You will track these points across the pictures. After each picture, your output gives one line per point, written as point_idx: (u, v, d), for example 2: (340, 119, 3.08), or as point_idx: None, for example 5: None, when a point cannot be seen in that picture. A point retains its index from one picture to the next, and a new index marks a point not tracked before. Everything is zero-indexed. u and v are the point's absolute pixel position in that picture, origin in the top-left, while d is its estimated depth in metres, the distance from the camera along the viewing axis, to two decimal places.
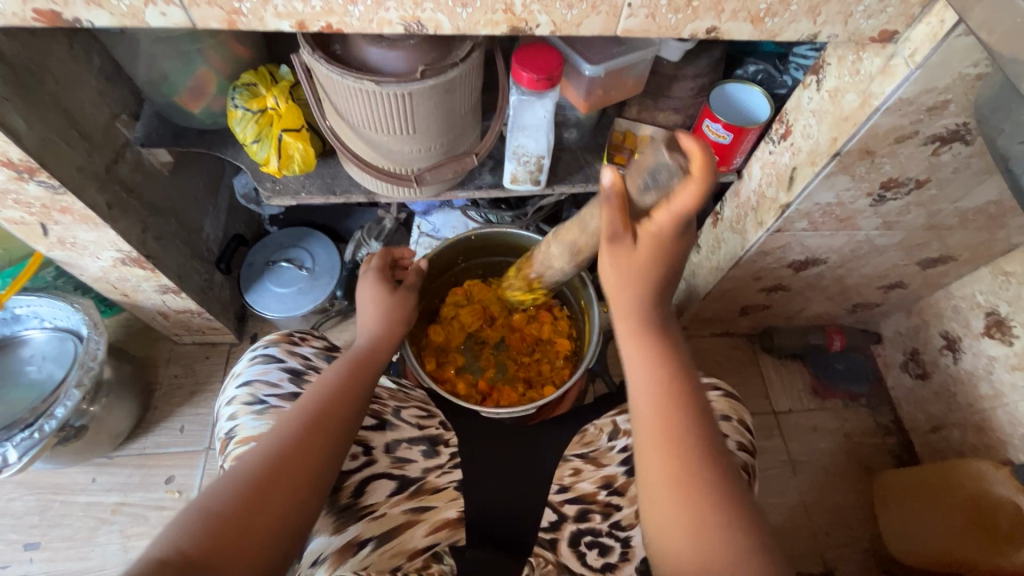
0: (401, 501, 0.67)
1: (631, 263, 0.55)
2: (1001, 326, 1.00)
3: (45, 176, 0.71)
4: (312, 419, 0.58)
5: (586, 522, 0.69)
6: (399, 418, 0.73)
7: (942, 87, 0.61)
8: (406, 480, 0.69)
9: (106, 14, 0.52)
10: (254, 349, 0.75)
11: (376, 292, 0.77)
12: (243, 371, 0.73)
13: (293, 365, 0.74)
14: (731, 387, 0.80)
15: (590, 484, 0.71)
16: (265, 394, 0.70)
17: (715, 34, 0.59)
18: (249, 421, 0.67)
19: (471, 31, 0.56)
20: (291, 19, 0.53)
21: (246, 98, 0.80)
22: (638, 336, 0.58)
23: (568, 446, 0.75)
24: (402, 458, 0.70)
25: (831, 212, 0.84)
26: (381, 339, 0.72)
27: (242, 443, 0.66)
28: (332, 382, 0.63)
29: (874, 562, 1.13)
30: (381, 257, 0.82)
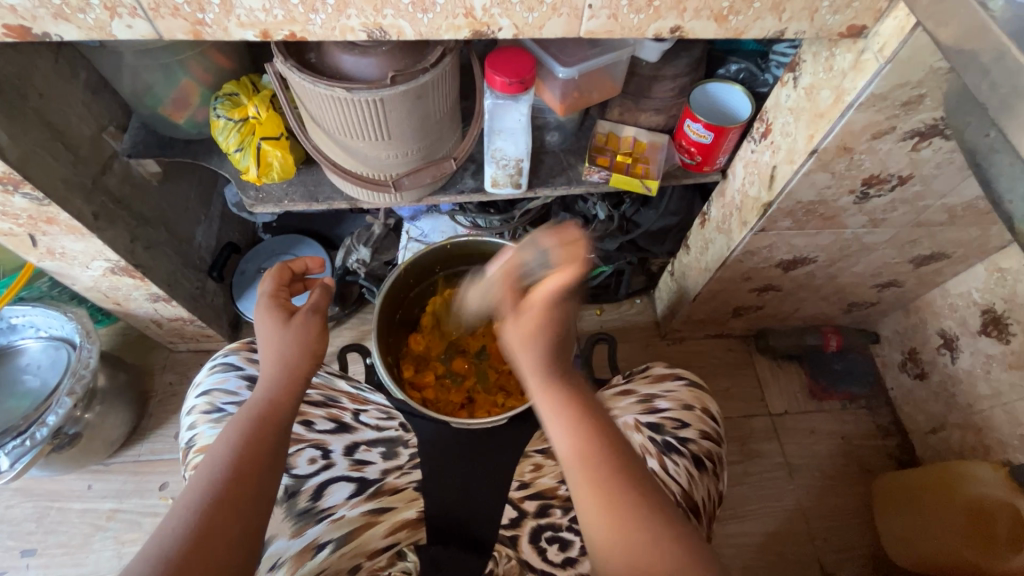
0: (360, 502, 0.70)
1: (523, 333, 0.57)
2: (997, 324, 0.97)
3: (28, 188, 0.72)
4: (207, 513, 0.51)
5: (546, 518, 0.70)
6: (358, 422, 0.76)
7: (915, 81, 0.61)
8: (364, 481, 0.72)
9: (74, 28, 0.53)
10: (215, 357, 0.78)
11: (272, 327, 0.65)
12: (204, 380, 0.75)
13: (251, 372, 0.76)
14: (694, 377, 0.83)
15: (550, 478, 0.73)
16: (223, 402, 0.73)
17: (680, 33, 0.59)
18: (206, 429, 0.71)
19: (434, 36, 0.57)
20: (254, 29, 0.54)
21: (228, 108, 0.82)
22: (551, 395, 0.57)
23: (529, 442, 0.77)
24: (361, 460, 0.73)
25: (814, 210, 0.83)
26: (280, 386, 0.62)
27: (200, 452, 0.69)
28: (226, 460, 0.54)
29: (874, 567, 1.11)
30: (275, 275, 0.71)
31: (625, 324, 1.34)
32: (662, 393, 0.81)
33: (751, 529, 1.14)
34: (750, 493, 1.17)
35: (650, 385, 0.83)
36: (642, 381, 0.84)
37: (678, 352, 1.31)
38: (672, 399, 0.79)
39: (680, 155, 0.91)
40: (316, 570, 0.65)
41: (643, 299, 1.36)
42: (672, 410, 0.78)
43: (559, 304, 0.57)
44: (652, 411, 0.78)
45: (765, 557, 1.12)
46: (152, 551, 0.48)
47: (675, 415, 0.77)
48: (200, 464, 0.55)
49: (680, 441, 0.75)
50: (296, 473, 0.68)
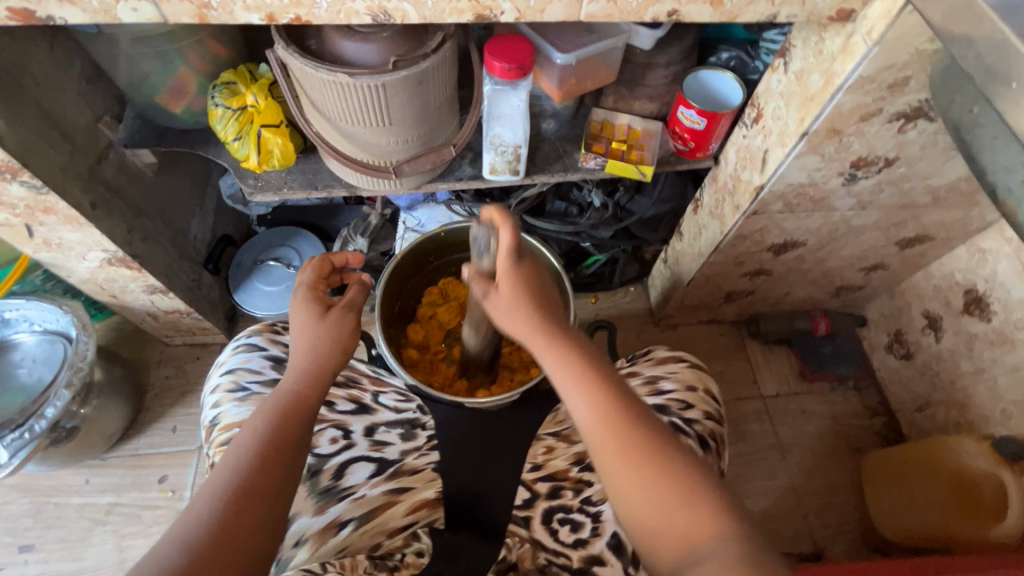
0: (381, 482, 0.72)
1: (504, 304, 0.61)
2: (979, 303, 1.01)
3: (27, 176, 0.72)
4: (234, 501, 0.52)
5: (558, 499, 0.72)
6: (377, 403, 0.80)
7: (901, 63, 0.63)
8: (384, 461, 0.73)
9: (79, 11, 0.53)
10: (238, 339, 0.80)
11: (307, 318, 0.66)
12: (227, 360, 0.77)
13: (275, 353, 0.78)
14: (696, 359, 0.86)
15: (562, 461, 0.74)
16: (247, 380, 0.74)
17: (677, 16, 0.61)
18: (232, 407, 0.72)
19: (438, 19, 0.58)
20: (260, 12, 0.55)
21: (226, 97, 0.82)
22: (555, 353, 0.58)
23: (541, 425, 0.78)
24: (380, 441, 0.75)
25: (805, 192, 0.85)
26: (307, 380, 0.63)
27: (226, 429, 0.70)
28: (250, 448, 0.55)
29: (865, 542, 1.14)
30: (315, 267, 0.72)
31: (621, 312, 1.36)
32: (666, 375, 0.83)
33: (746, 509, 1.17)
34: (744, 473, 1.20)
35: (654, 367, 0.85)
36: (646, 364, 0.86)
37: (673, 338, 1.34)
38: (676, 380, 0.82)
39: (674, 142, 0.93)
40: (338, 547, 0.67)
41: (636, 286, 1.38)
42: (676, 391, 0.80)
43: (518, 268, 0.60)
44: (657, 392, 0.80)
45: (760, 534, 1.15)
46: (175, 536, 0.49)
47: (680, 396, 0.79)
48: (227, 452, 0.56)
49: (685, 421, 0.76)
50: (319, 452, 0.70)
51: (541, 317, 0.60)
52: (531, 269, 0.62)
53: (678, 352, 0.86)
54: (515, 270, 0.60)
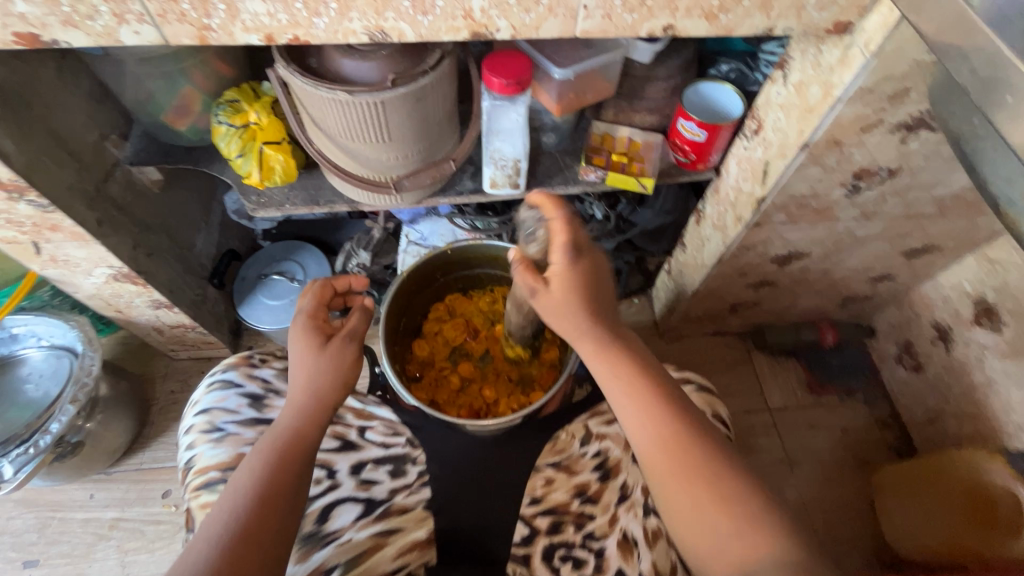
0: (368, 524, 0.72)
1: (557, 302, 0.61)
2: (990, 314, 0.99)
3: (34, 195, 0.73)
4: (230, 548, 0.52)
5: (559, 534, 0.71)
6: (364, 439, 0.79)
7: (900, 74, 0.63)
8: (371, 501, 0.74)
9: (83, 34, 0.54)
10: (214, 374, 0.79)
11: (305, 349, 0.66)
12: (202, 399, 0.76)
13: (252, 389, 0.78)
14: (704, 381, 0.84)
15: (563, 493, 0.73)
16: (223, 421, 0.74)
17: (672, 31, 0.61)
18: (207, 449, 0.72)
19: (434, 38, 0.58)
20: (259, 33, 0.56)
21: (229, 115, 0.83)
22: (601, 352, 0.61)
23: (541, 455, 0.77)
24: (367, 480, 0.76)
25: (807, 204, 0.84)
26: (305, 417, 0.63)
27: (200, 473, 0.70)
28: (252, 490, 0.56)
29: (878, 559, 1.12)
30: (316, 293, 0.72)
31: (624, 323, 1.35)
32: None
33: None
34: None
35: None
36: None
37: (678, 350, 1.33)
38: None
39: (674, 154, 0.93)
40: None
41: (641, 298, 1.37)
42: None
43: (575, 267, 0.61)
44: None
45: None
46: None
47: None
48: (226, 492, 0.57)
49: None
50: None
51: (590, 317, 0.61)
52: (588, 268, 0.62)
53: (687, 373, 0.85)
54: (570, 269, 0.61)
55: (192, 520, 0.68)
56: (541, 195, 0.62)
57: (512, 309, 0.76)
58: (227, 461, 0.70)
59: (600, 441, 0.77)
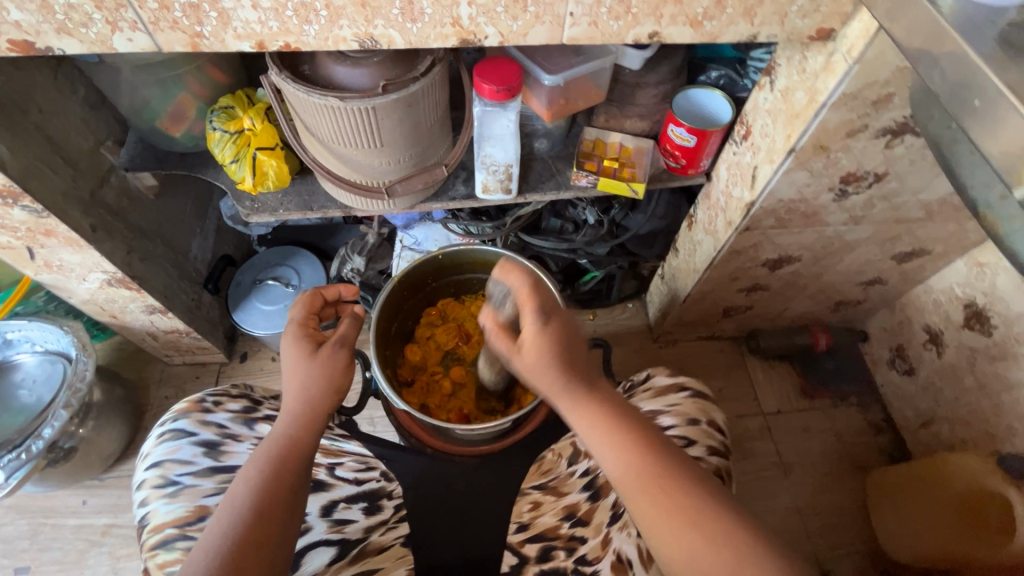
0: (341, 568, 0.65)
1: (531, 362, 0.61)
2: (979, 317, 1.00)
3: (28, 201, 0.73)
4: (230, 556, 0.52)
5: (549, 561, 0.67)
6: (334, 477, 0.73)
7: (883, 80, 0.64)
8: (346, 543, 0.68)
9: (77, 42, 0.55)
10: (162, 424, 0.71)
11: (297, 356, 0.66)
12: (152, 451, 0.68)
13: (207, 437, 0.70)
14: (698, 388, 0.84)
15: (551, 517, 0.71)
16: (178, 473, 0.65)
17: (658, 38, 0.62)
18: (161, 505, 0.63)
19: (423, 45, 0.59)
20: (250, 40, 0.57)
21: (224, 121, 0.84)
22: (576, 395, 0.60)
23: (525, 479, 0.79)
24: (341, 520, 0.70)
25: (796, 208, 0.85)
26: (299, 423, 0.63)
27: (155, 532, 0.61)
28: (248, 503, 0.55)
29: (872, 563, 1.12)
30: (308, 302, 0.72)
31: (619, 328, 1.36)
32: (666, 408, 0.81)
33: None
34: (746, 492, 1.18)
35: (656, 400, 0.84)
36: (646, 397, 0.86)
37: (672, 355, 1.33)
38: (676, 414, 0.80)
39: (665, 159, 0.94)
40: None
41: (635, 303, 1.38)
42: (677, 427, 0.77)
43: (545, 328, 0.61)
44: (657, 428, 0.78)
45: None
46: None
47: (681, 432, 0.77)
48: (223, 504, 0.56)
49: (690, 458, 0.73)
50: None
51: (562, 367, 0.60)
52: (558, 324, 0.62)
53: (680, 382, 0.85)
54: (542, 331, 0.61)
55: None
56: (506, 265, 0.63)
57: (486, 367, 0.81)
58: (186, 515, 0.62)
59: (589, 459, 0.76)
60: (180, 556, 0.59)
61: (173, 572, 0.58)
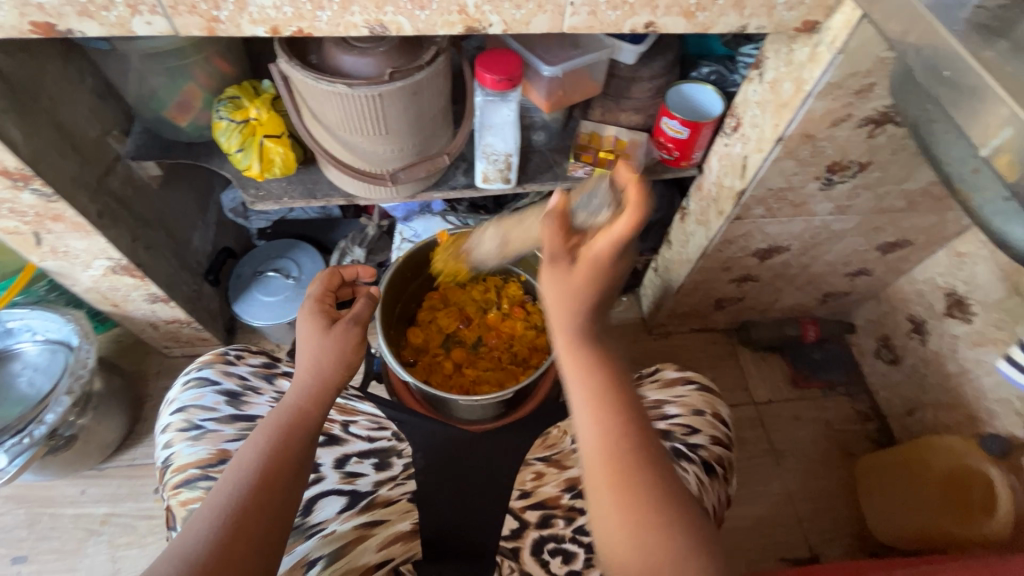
0: (351, 516, 0.71)
1: (571, 282, 0.54)
2: (960, 305, 1.04)
3: (38, 184, 0.75)
4: (232, 520, 0.53)
5: (548, 528, 0.70)
6: (348, 433, 0.79)
7: (865, 70, 0.68)
8: (356, 494, 0.74)
9: (97, 25, 0.57)
10: (189, 372, 0.78)
11: (312, 330, 0.67)
12: (178, 397, 0.75)
13: (229, 387, 0.77)
14: (705, 381, 0.87)
15: (553, 487, 0.74)
16: (201, 419, 0.73)
17: (653, 28, 0.65)
18: (184, 447, 0.70)
19: (430, 32, 0.62)
20: (265, 25, 0.59)
21: (230, 110, 0.86)
22: (576, 349, 0.56)
23: (530, 450, 0.79)
24: (353, 472, 0.76)
25: (784, 197, 0.89)
26: (310, 396, 0.63)
27: (180, 471, 0.69)
28: (254, 472, 0.56)
29: (860, 546, 1.14)
30: (325, 279, 0.74)
31: (614, 321, 1.39)
32: (673, 399, 0.85)
33: (741, 514, 1.17)
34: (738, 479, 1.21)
35: (662, 390, 0.87)
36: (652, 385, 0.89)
37: (666, 346, 1.36)
38: (682, 405, 0.84)
39: (659, 151, 0.97)
40: None
41: (629, 297, 1.41)
42: (682, 416, 0.82)
43: (616, 261, 0.54)
44: (662, 417, 0.82)
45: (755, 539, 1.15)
46: (179, 550, 0.51)
47: (684, 422, 0.81)
48: (231, 466, 0.58)
49: (690, 447, 0.78)
50: None
51: (591, 315, 0.55)
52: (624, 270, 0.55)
53: (687, 374, 0.88)
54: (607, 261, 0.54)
55: (173, 517, 0.67)
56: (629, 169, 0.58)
57: (493, 240, 0.78)
58: (208, 457, 0.69)
59: None
60: (202, 494, 0.67)
61: (196, 508, 0.66)
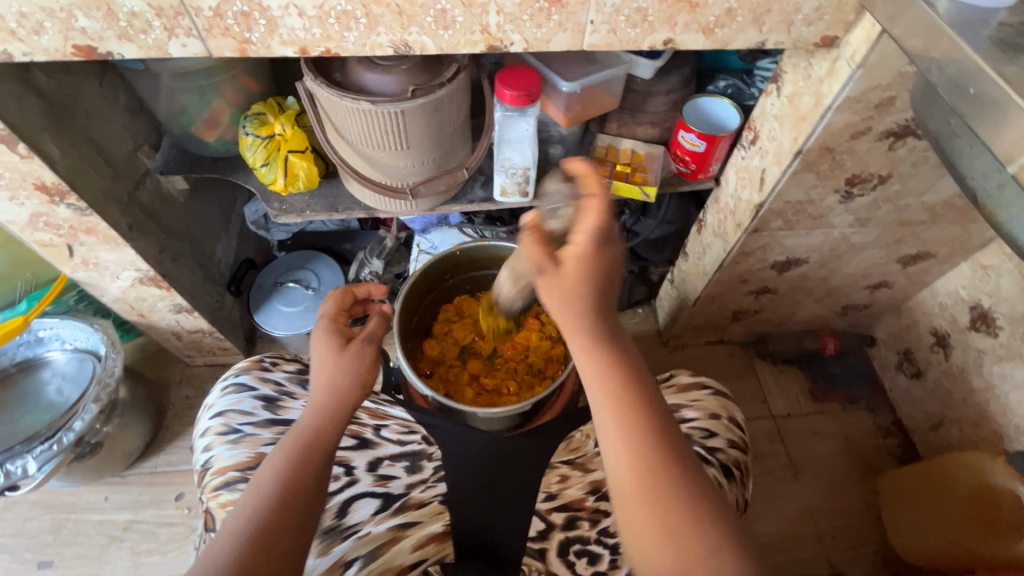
0: (386, 518, 0.72)
1: (558, 285, 0.56)
2: (985, 319, 1.02)
3: (73, 199, 0.78)
4: (252, 543, 0.53)
5: (575, 530, 0.71)
6: (379, 437, 0.82)
7: (885, 84, 0.68)
8: (389, 497, 0.75)
9: (135, 47, 0.60)
10: (226, 378, 0.80)
11: (326, 351, 0.69)
12: (216, 402, 0.77)
13: (265, 392, 0.79)
14: (719, 386, 0.88)
15: (578, 489, 0.75)
16: (239, 423, 0.74)
17: (672, 45, 0.66)
18: (224, 451, 0.71)
19: (453, 50, 0.64)
20: (294, 46, 0.61)
21: (256, 126, 0.88)
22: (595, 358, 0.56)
23: (555, 454, 0.81)
24: (384, 475, 0.78)
25: (803, 210, 0.88)
26: (326, 416, 0.64)
27: (218, 473, 0.70)
28: (272, 492, 0.57)
29: (884, 564, 1.12)
30: (338, 299, 0.76)
31: (629, 332, 1.38)
32: (687, 403, 0.85)
33: (761, 530, 1.15)
34: (757, 493, 1.19)
35: (678, 394, 0.87)
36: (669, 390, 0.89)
37: (681, 358, 1.35)
38: (698, 409, 0.83)
39: (675, 164, 0.98)
40: None
41: (644, 308, 1.41)
42: (699, 419, 0.81)
43: (597, 254, 0.56)
44: (680, 420, 0.81)
45: (775, 556, 1.13)
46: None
47: (702, 425, 0.80)
48: (248, 489, 0.58)
49: (708, 450, 0.77)
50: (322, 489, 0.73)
51: (597, 318, 0.56)
52: (611, 259, 0.57)
53: (702, 379, 0.88)
54: (587, 257, 0.56)
55: (213, 519, 0.68)
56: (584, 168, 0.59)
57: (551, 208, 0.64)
58: (246, 460, 0.70)
59: None
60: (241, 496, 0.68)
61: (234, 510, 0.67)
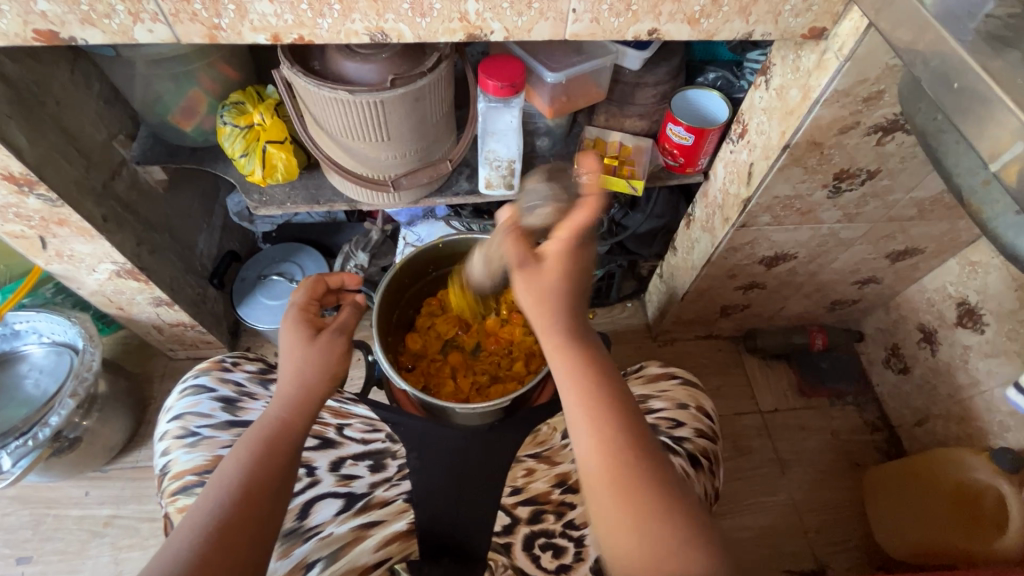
0: (349, 518, 0.71)
1: (539, 287, 0.58)
2: (972, 315, 1.02)
3: (43, 189, 0.75)
4: (213, 537, 0.52)
5: (539, 523, 0.70)
6: (343, 436, 0.79)
7: (873, 77, 0.66)
8: (352, 496, 0.73)
9: (100, 32, 0.57)
10: (186, 380, 0.78)
11: (296, 340, 0.67)
12: (175, 405, 0.75)
13: (225, 393, 0.77)
14: (688, 376, 0.87)
15: (544, 482, 0.74)
16: (197, 425, 0.73)
17: (657, 35, 0.65)
18: (182, 454, 0.70)
19: (431, 39, 0.62)
20: (266, 33, 0.59)
21: (234, 115, 0.86)
22: (565, 349, 0.57)
23: (521, 447, 0.78)
24: (348, 475, 0.75)
25: (791, 205, 0.87)
26: (293, 407, 0.63)
27: (177, 478, 0.69)
28: (235, 484, 0.56)
29: (868, 559, 1.13)
30: (309, 288, 0.73)
31: (618, 327, 1.37)
32: (657, 394, 0.85)
33: (745, 524, 1.16)
34: (742, 488, 1.19)
35: (647, 384, 0.87)
36: (637, 380, 0.89)
37: (670, 353, 1.35)
38: (667, 399, 0.83)
39: (664, 158, 0.96)
40: None
41: (634, 302, 1.40)
42: (666, 410, 0.81)
43: (578, 253, 0.58)
44: (647, 411, 0.81)
45: (759, 550, 1.13)
46: (157, 572, 0.49)
47: (670, 415, 0.80)
48: (211, 483, 0.57)
49: (675, 440, 0.76)
50: None
51: (570, 316, 0.58)
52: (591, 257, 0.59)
53: (671, 369, 0.88)
54: (567, 260, 0.58)
55: (172, 524, 0.68)
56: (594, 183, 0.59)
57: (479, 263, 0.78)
58: (204, 464, 0.69)
59: None
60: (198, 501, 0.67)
61: None
